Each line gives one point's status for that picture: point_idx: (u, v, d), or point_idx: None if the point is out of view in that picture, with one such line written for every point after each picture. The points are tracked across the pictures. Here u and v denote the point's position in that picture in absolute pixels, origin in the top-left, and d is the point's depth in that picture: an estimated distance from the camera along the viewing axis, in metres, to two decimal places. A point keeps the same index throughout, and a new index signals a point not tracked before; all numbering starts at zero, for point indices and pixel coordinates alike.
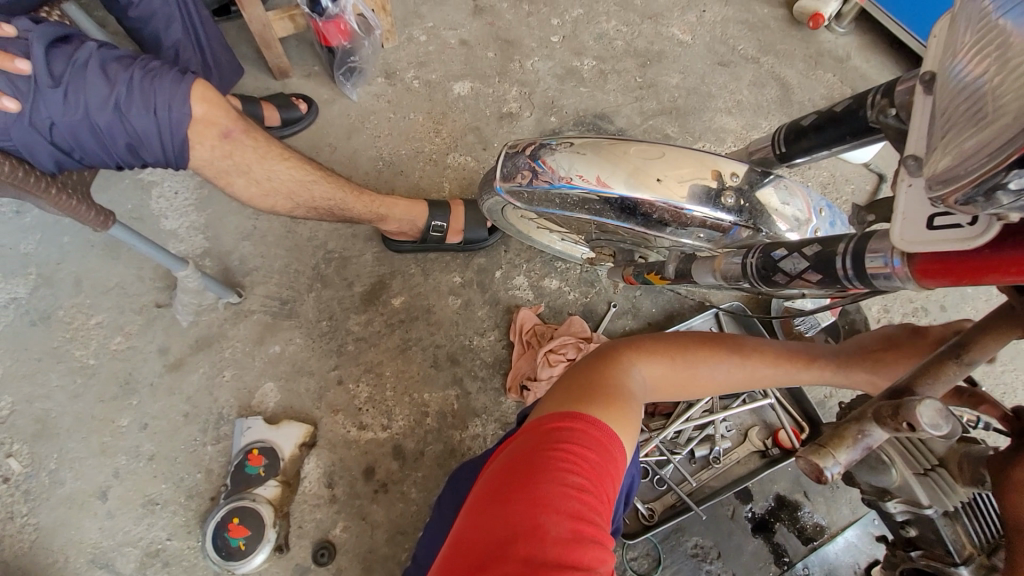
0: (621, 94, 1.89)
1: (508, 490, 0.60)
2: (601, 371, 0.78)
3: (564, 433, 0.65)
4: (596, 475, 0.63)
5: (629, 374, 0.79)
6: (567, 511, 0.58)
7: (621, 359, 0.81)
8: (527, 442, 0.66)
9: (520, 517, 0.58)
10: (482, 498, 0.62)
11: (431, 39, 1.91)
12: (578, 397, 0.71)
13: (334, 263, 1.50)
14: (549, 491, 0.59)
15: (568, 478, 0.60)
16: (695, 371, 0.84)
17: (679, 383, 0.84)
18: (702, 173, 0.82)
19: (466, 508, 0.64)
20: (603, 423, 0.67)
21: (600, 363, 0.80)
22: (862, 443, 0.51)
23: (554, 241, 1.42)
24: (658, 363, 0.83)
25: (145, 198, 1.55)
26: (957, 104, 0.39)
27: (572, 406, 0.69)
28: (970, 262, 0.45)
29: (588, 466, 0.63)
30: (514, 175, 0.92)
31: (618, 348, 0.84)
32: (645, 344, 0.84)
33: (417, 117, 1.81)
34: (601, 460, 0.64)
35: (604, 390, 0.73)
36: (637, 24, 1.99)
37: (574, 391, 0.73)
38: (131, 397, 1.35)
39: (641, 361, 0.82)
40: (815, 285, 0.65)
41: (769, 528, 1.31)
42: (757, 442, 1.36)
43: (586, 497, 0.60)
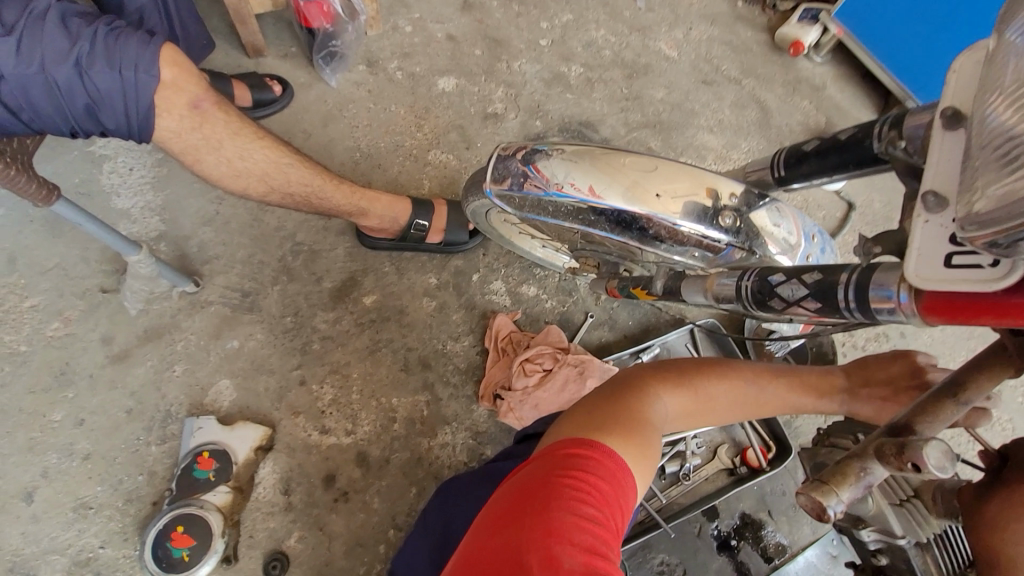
0: (606, 104, 1.89)
1: (519, 516, 0.58)
2: (621, 399, 0.76)
3: (578, 460, 0.62)
4: (609, 507, 0.60)
5: (646, 401, 0.77)
6: (581, 543, 0.55)
7: (639, 388, 0.79)
8: (538, 468, 0.63)
9: (532, 546, 0.55)
10: (489, 524, 0.60)
11: (417, 30, 1.85)
12: (595, 424, 0.69)
13: (303, 256, 1.42)
14: (562, 520, 0.56)
15: (581, 508, 0.58)
16: (709, 401, 0.83)
17: (693, 413, 0.82)
18: (697, 191, 0.80)
19: (471, 531, 0.61)
20: (618, 453, 0.65)
21: (617, 391, 0.78)
22: (863, 481, 0.50)
23: (536, 248, 1.39)
24: (674, 392, 0.81)
25: (96, 173, 1.43)
26: (993, 146, 0.38)
27: (592, 432, 0.67)
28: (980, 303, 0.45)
29: (602, 498, 0.60)
30: (505, 178, 0.88)
31: (636, 375, 0.82)
32: (661, 372, 0.83)
33: (399, 110, 1.74)
34: (615, 492, 0.61)
35: (622, 418, 0.71)
36: (625, 36, 2.00)
37: (590, 418, 0.70)
38: (66, 389, 1.23)
39: (660, 390, 0.80)
40: (812, 313, 0.65)
41: (733, 546, 1.31)
42: (725, 460, 1.38)
43: (598, 531, 0.57)
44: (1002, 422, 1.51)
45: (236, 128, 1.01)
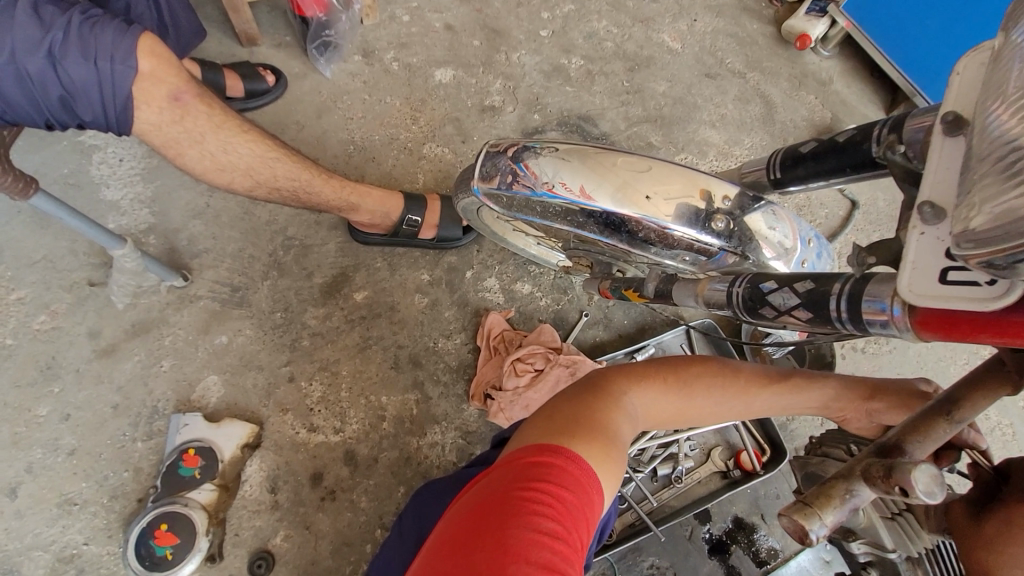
0: (607, 97, 1.85)
1: (477, 534, 0.57)
2: (592, 401, 0.75)
3: (541, 470, 0.62)
4: (571, 518, 0.60)
5: (622, 402, 0.77)
6: (538, 561, 0.55)
7: (614, 388, 0.78)
8: (499, 479, 0.62)
9: (489, 565, 0.54)
10: (445, 541, 0.59)
11: (415, 20, 1.81)
12: (561, 429, 0.68)
13: (293, 251, 1.40)
14: (518, 537, 0.56)
15: (540, 523, 0.57)
16: (690, 401, 0.82)
17: (672, 413, 0.81)
18: (690, 191, 0.77)
19: (427, 548, 0.61)
20: (583, 459, 0.64)
21: (590, 391, 0.77)
22: (849, 503, 0.48)
23: (530, 245, 1.36)
24: (651, 392, 0.80)
25: (84, 164, 1.41)
26: (994, 157, 0.35)
27: (561, 436, 0.67)
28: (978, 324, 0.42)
29: (564, 509, 0.60)
30: (494, 176, 0.85)
31: (613, 373, 0.81)
32: (640, 372, 0.82)
33: (394, 101, 1.71)
34: (578, 501, 0.61)
35: (591, 423, 0.70)
36: (627, 28, 1.95)
37: (558, 421, 0.70)
38: (53, 384, 1.22)
39: (636, 390, 0.79)
40: (803, 323, 0.62)
41: (725, 550, 1.30)
42: (719, 463, 1.36)
43: (558, 545, 0.57)
44: (1003, 428, 1.48)
45: (219, 122, 0.98)
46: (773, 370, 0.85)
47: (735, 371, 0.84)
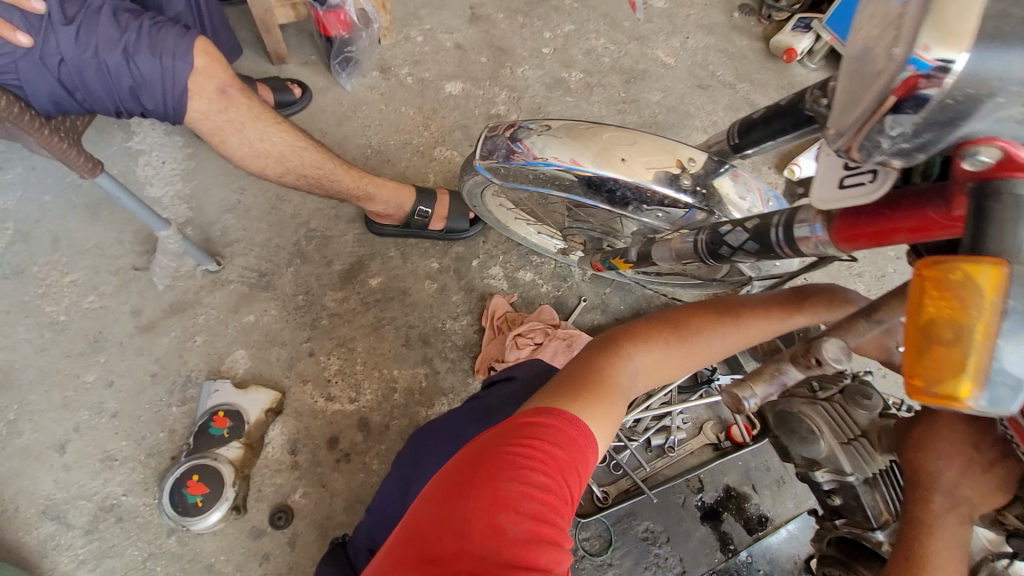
0: (605, 106, 2.00)
1: (471, 485, 0.63)
2: (590, 368, 0.79)
3: (536, 429, 0.68)
4: (562, 474, 0.66)
5: (622, 363, 0.80)
6: (527, 511, 0.61)
7: (612, 352, 0.81)
8: (497, 436, 0.68)
9: (481, 512, 0.60)
10: (443, 490, 0.65)
11: (428, 40, 2.00)
12: (560, 395, 0.74)
13: (315, 241, 1.54)
14: (508, 489, 0.62)
15: (531, 477, 0.63)
16: (688, 347, 0.83)
17: (679, 362, 0.83)
18: (664, 160, 0.89)
19: (425, 494, 0.67)
20: (579, 421, 0.70)
21: (589, 359, 0.81)
22: (777, 380, 0.58)
23: (531, 233, 1.49)
24: (654, 348, 0.82)
25: (132, 165, 1.58)
26: (852, 72, 0.45)
27: (557, 402, 0.72)
28: (876, 225, 0.53)
29: (555, 465, 0.65)
30: (493, 153, 0.98)
31: (613, 338, 0.83)
32: (642, 330, 0.84)
33: (408, 111, 1.87)
34: (570, 459, 0.67)
35: (588, 387, 0.76)
36: (623, 45, 2.12)
37: (557, 389, 0.76)
38: (99, 354, 1.35)
39: (638, 349, 0.82)
40: (753, 256, 0.73)
41: (717, 517, 1.36)
42: (711, 436, 1.44)
43: (547, 498, 0.63)
44: None
45: (257, 113, 1.14)
46: (771, 297, 0.84)
47: (742, 317, 0.83)
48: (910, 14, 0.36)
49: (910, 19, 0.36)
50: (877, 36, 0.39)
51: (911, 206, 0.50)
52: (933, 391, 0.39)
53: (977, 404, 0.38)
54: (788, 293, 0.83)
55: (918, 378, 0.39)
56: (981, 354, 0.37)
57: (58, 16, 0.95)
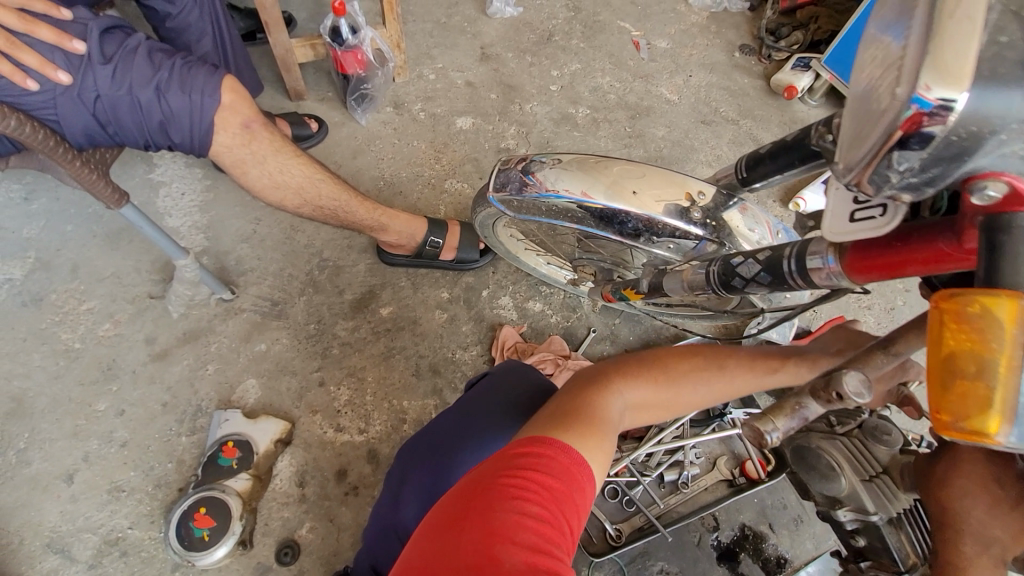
0: (611, 141, 2.05)
1: (463, 515, 0.57)
2: (581, 397, 0.74)
3: (529, 458, 0.61)
4: (559, 505, 0.58)
5: (610, 399, 0.74)
6: (524, 542, 0.54)
7: (600, 386, 0.76)
8: (488, 465, 0.62)
9: (474, 547, 0.54)
10: (433, 526, 0.58)
11: (440, 78, 2.07)
12: (552, 423, 0.68)
13: (328, 271, 1.56)
14: (503, 519, 0.55)
15: (526, 507, 0.57)
16: (678, 393, 0.79)
17: (662, 404, 0.79)
18: (674, 194, 0.91)
19: (415, 535, 0.60)
20: (573, 449, 0.64)
21: (579, 390, 0.75)
22: (799, 414, 0.59)
23: (540, 263, 1.50)
24: (641, 385, 0.78)
25: (152, 196, 1.62)
26: (854, 111, 0.47)
27: (551, 426, 0.67)
28: (889, 258, 0.54)
29: (550, 495, 0.58)
30: (506, 185, 1.01)
31: (603, 374, 0.79)
32: (629, 366, 0.80)
33: (420, 145, 1.93)
34: (567, 489, 0.60)
35: (583, 416, 0.69)
36: (629, 83, 2.18)
37: (548, 418, 0.69)
38: (111, 382, 1.36)
39: (626, 385, 0.77)
40: (766, 287, 0.74)
41: (734, 558, 1.33)
42: (725, 471, 1.41)
43: (544, 529, 0.56)
44: None
45: (278, 146, 1.18)
46: (759, 349, 0.82)
47: (726, 363, 0.81)
48: (906, 61, 0.39)
49: (906, 66, 0.39)
50: (881, 78, 0.42)
51: (922, 236, 0.51)
52: (962, 427, 0.40)
53: (1007, 440, 0.39)
54: (773, 348, 0.82)
55: (946, 413, 0.41)
56: (1007, 389, 0.39)
57: (97, 56, 0.99)
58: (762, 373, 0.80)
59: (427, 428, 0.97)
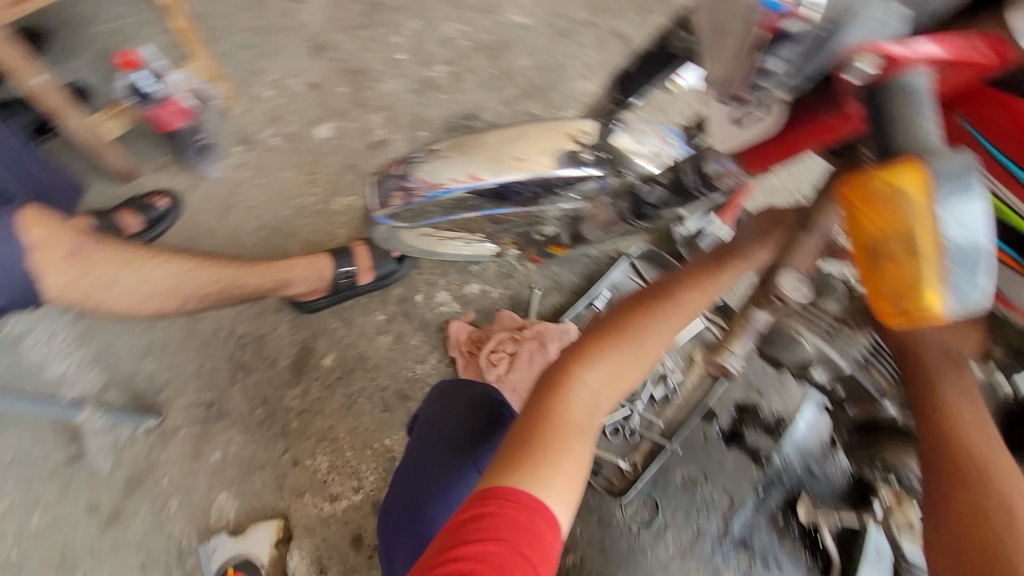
0: (481, 90, 1.86)
1: None
2: (539, 410, 0.69)
3: (478, 522, 0.60)
4: (511, 563, 0.57)
5: (574, 392, 0.69)
6: None
7: (558, 386, 0.70)
8: (440, 543, 0.61)
9: None
10: None
11: (278, 91, 1.79)
12: (506, 462, 0.65)
13: (249, 347, 1.42)
14: None
15: None
16: (640, 346, 0.73)
17: (634, 368, 0.73)
18: (557, 142, 0.85)
19: None
20: (521, 493, 0.61)
21: (538, 402, 0.70)
22: None
23: (461, 247, 1.38)
24: (604, 361, 0.71)
25: (15, 356, 1.38)
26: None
27: (518, 455, 0.65)
28: (780, 143, 0.53)
29: (499, 556, 0.57)
30: (389, 199, 0.91)
31: (558, 367, 0.73)
32: (583, 346, 0.73)
33: (289, 173, 1.69)
34: (518, 544, 0.59)
35: (538, 440, 0.65)
36: (477, 21, 1.95)
37: (506, 453, 0.66)
38: (74, 570, 1.21)
39: (589, 369, 0.71)
40: (676, 202, 0.76)
41: (740, 437, 1.47)
42: (704, 364, 1.46)
43: None
44: None
45: (122, 258, 1.15)
46: (698, 266, 0.78)
47: (684, 302, 0.75)
48: None
49: None
50: None
51: (801, 118, 0.50)
52: (905, 311, 0.40)
53: (950, 309, 0.39)
54: (710, 255, 0.78)
55: (886, 302, 0.41)
56: (936, 266, 0.38)
57: None
58: (709, 286, 0.76)
59: (394, 485, 0.96)
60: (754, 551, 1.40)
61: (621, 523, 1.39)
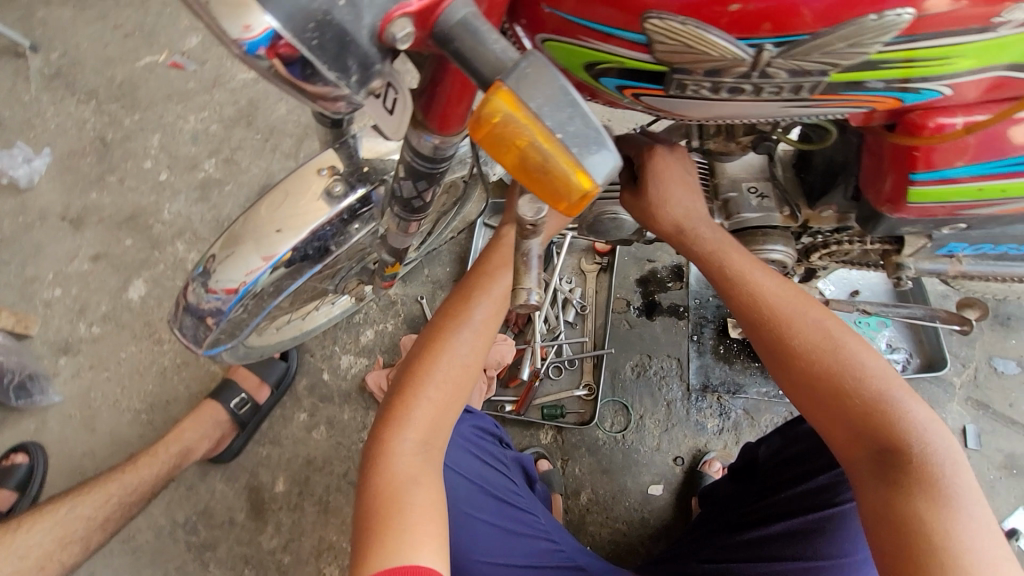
0: (259, 160, 1.71)
1: None
2: (374, 483, 0.73)
3: None
4: None
5: (397, 454, 0.75)
6: None
7: (381, 453, 0.75)
8: None
9: None
10: None
11: (67, 284, 1.60)
12: (365, 543, 0.69)
13: (201, 523, 1.36)
14: None
15: None
16: (441, 384, 0.78)
17: (441, 403, 0.78)
18: (310, 190, 0.82)
19: None
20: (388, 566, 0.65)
21: (371, 474, 0.74)
22: (532, 260, 0.57)
23: (328, 312, 1.31)
24: (415, 415, 0.77)
25: None
26: None
27: (368, 536, 0.69)
28: (449, 102, 0.59)
29: None
30: (199, 331, 0.88)
31: (377, 433, 0.77)
32: (390, 407, 0.78)
33: (132, 347, 1.52)
34: None
35: (383, 511, 0.70)
36: (215, 99, 1.78)
37: (362, 534, 0.70)
38: None
39: (401, 428, 0.76)
40: (430, 187, 0.72)
41: (657, 305, 1.58)
42: (592, 267, 1.60)
43: None
44: None
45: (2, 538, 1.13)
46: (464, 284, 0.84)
47: (456, 325, 0.81)
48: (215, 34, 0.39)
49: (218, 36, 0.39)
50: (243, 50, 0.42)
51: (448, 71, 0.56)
52: (575, 200, 0.42)
53: (600, 179, 0.41)
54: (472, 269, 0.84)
55: (560, 201, 0.42)
56: (562, 152, 0.40)
57: None
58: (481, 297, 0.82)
59: None
60: (717, 388, 1.50)
61: (605, 439, 1.48)
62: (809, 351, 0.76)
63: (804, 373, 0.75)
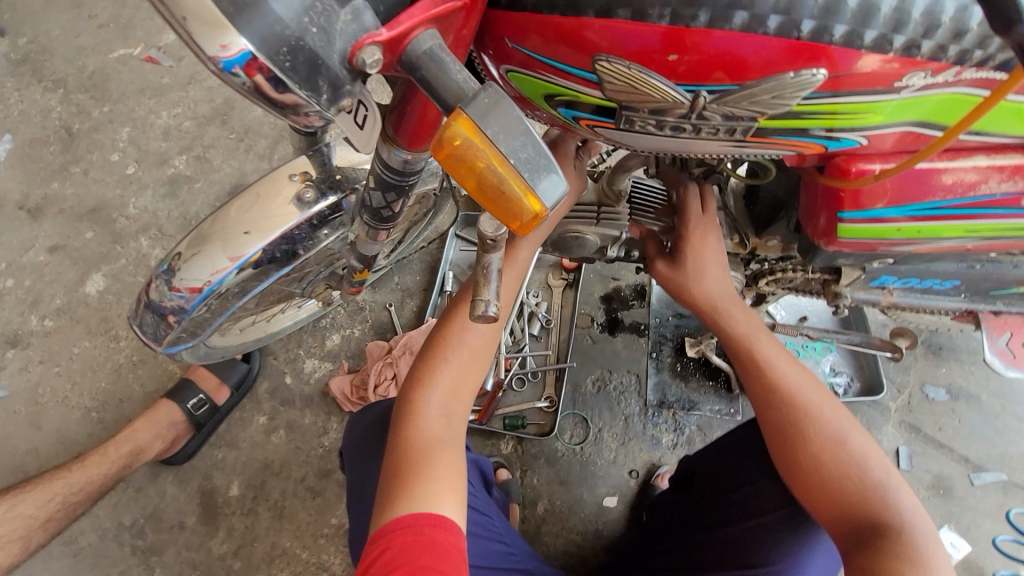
0: (232, 159, 1.70)
1: None
2: (402, 437, 0.78)
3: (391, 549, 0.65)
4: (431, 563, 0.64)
5: (424, 414, 0.79)
6: None
7: (411, 413, 0.79)
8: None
9: None
10: None
11: (19, 276, 1.55)
12: (394, 484, 0.73)
13: (148, 526, 1.33)
14: None
15: None
16: (467, 356, 0.84)
17: (465, 372, 0.83)
18: (280, 195, 0.83)
19: None
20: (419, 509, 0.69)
21: (399, 428, 0.79)
22: (491, 273, 0.60)
23: (294, 314, 1.31)
24: (442, 380, 0.82)
25: None
26: None
27: (392, 483, 0.73)
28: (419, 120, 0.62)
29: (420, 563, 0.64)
30: (161, 329, 0.88)
31: (408, 393, 0.82)
32: (421, 371, 0.83)
33: (85, 343, 1.48)
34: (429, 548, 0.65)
35: (410, 461, 0.75)
36: (190, 95, 1.77)
37: (387, 481, 0.74)
38: None
39: (427, 389, 0.81)
40: (399, 200, 0.76)
41: (619, 322, 1.64)
42: (558, 282, 1.66)
43: None
44: None
45: None
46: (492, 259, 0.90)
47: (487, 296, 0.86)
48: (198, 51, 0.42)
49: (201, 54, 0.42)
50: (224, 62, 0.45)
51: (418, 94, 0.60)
52: (529, 218, 0.46)
53: (550, 202, 0.45)
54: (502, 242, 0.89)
55: (513, 219, 0.46)
56: (514, 176, 0.44)
57: None
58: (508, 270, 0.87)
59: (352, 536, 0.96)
60: (672, 404, 1.56)
61: (563, 450, 1.51)
62: (816, 433, 0.82)
63: (808, 450, 0.81)
